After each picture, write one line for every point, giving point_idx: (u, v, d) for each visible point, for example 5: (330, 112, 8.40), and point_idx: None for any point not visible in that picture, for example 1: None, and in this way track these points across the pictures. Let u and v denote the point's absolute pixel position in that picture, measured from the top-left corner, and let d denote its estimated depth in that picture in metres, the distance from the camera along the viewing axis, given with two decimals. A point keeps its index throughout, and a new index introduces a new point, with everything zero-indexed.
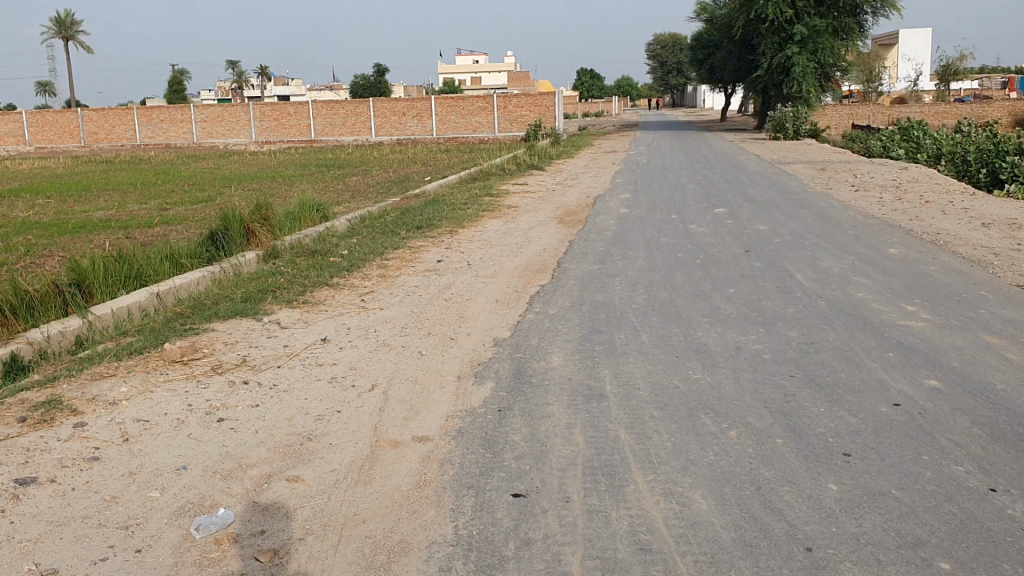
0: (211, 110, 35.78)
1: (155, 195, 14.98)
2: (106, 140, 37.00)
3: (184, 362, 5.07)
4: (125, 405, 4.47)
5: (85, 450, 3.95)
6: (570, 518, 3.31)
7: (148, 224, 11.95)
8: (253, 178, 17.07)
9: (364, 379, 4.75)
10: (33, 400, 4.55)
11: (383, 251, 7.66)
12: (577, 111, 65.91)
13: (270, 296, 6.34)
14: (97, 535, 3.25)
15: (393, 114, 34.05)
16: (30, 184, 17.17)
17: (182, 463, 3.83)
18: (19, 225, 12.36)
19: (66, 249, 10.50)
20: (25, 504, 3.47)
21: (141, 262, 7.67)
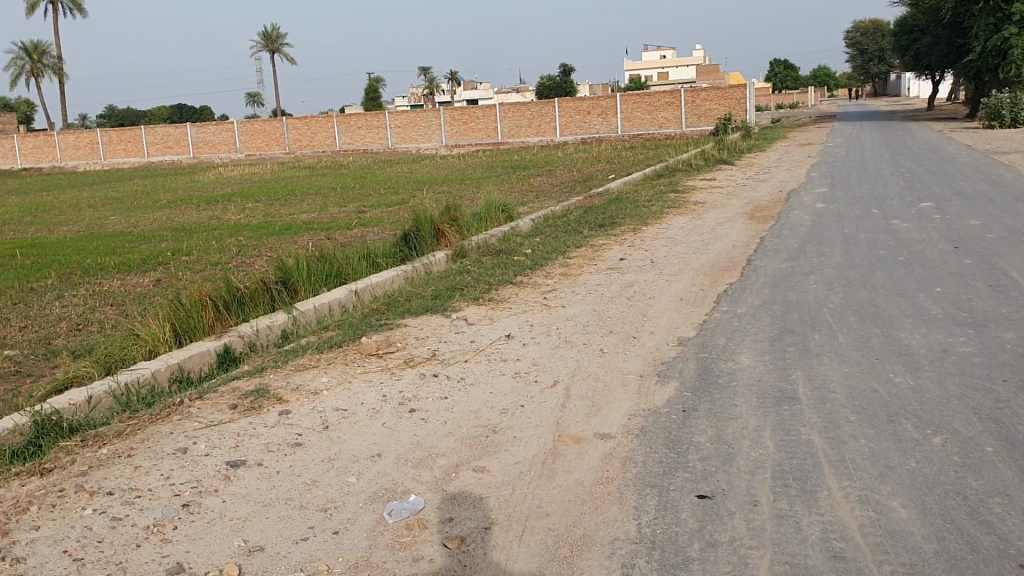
0: (404, 115, 37.26)
1: (352, 199, 15.72)
2: (308, 146, 39.10)
3: (379, 355, 5.30)
4: (324, 394, 4.72)
5: (289, 436, 4.21)
6: (758, 522, 3.21)
7: (346, 226, 12.60)
8: (442, 180, 17.61)
9: (547, 374, 4.78)
10: (244, 388, 4.91)
11: (567, 250, 7.71)
12: (768, 103, 63.89)
13: (458, 294, 6.51)
14: (298, 516, 3.45)
15: (578, 113, 34.34)
16: (241, 190, 18.46)
17: (376, 451, 4.00)
18: (230, 228, 13.32)
19: (273, 249, 11.23)
20: (235, 484, 3.74)
21: (340, 261, 8.09)
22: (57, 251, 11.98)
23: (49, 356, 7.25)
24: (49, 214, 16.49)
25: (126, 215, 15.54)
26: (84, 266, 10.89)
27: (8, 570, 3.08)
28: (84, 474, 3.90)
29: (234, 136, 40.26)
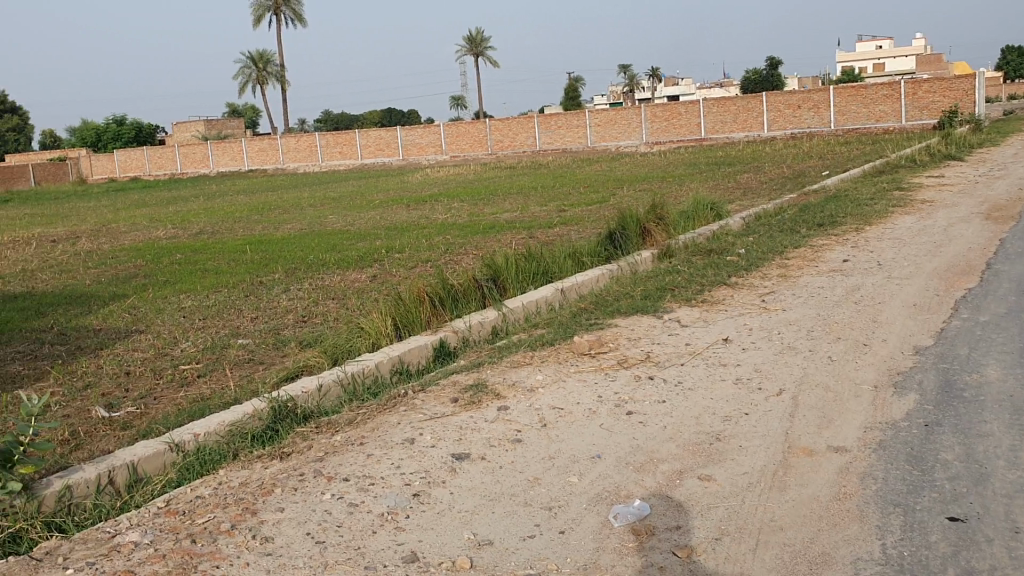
0: (605, 114, 37.27)
1: (554, 197, 15.88)
2: (510, 146, 39.89)
3: (593, 354, 5.26)
4: (541, 391, 4.74)
5: (509, 432, 4.25)
6: (1021, 551, 2.93)
7: (550, 225, 12.70)
8: (645, 178, 17.46)
9: (771, 382, 4.57)
10: (463, 382, 5.01)
11: (783, 250, 7.42)
12: (999, 95, 59.31)
13: (669, 294, 6.39)
14: (524, 513, 3.47)
15: (788, 108, 33.28)
16: (449, 190, 19.05)
17: (596, 452, 3.96)
18: (441, 226, 13.78)
19: (480, 247, 11.50)
20: (460, 477, 3.81)
21: (547, 260, 8.15)
22: (283, 248, 12.78)
23: (278, 345, 7.73)
24: (276, 213, 17.64)
25: (343, 214, 16.39)
26: (308, 262, 11.56)
27: (259, 548, 3.28)
28: (321, 460, 4.11)
29: (440, 138, 41.62)
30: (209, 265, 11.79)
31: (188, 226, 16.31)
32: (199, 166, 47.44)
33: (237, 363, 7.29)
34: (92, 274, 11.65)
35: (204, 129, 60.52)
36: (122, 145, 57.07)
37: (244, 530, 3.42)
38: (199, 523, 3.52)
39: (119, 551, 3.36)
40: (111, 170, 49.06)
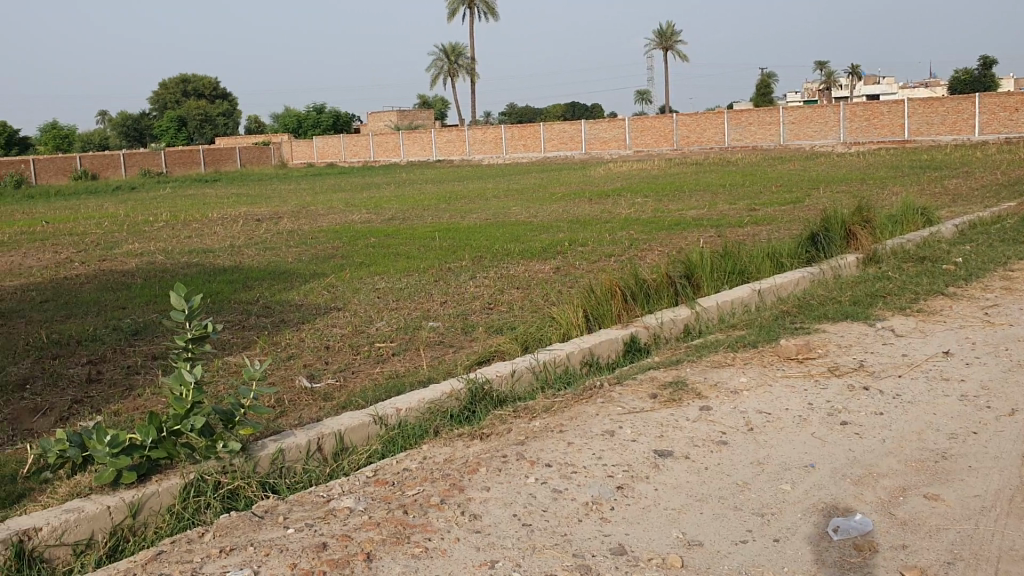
0: (799, 112, 35.98)
1: (745, 195, 15.50)
2: (697, 142, 39.32)
3: (799, 360, 5.04)
4: (745, 394, 4.58)
5: (714, 433, 4.13)
6: None
7: (742, 224, 12.36)
8: (843, 179, 16.75)
9: (1001, 402, 4.24)
10: (662, 379, 4.92)
11: (1006, 261, 6.90)
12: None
13: (879, 301, 6.05)
14: (735, 517, 3.35)
15: (1004, 109, 31.21)
16: (634, 185, 18.89)
17: (808, 461, 3.79)
18: (630, 219, 13.73)
19: (668, 243, 11.34)
20: (666, 474, 3.73)
21: (744, 259, 7.92)
22: (471, 236, 13.05)
23: (467, 330, 7.88)
24: (463, 202, 18.03)
25: (528, 206, 16.56)
26: (496, 250, 11.75)
27: (468, 525, 3.33)
28: (522, 444, 4.13)
29: (624, 133, 41.41)
30: (401, 249, 12.18)
31: (380, 212, 16.93)
32: (389, 155, 49.31)
33: (428, 344, 7.48)
34: (294, 252, 12.28)
35: (395, 120, 62.76)
36: (319, 132, 60.03)
37: (453, 505, 3.48)
38: (409, 495, 3.61)
39: (335, 515, 3.48)
40: (309, 156, 51.58)
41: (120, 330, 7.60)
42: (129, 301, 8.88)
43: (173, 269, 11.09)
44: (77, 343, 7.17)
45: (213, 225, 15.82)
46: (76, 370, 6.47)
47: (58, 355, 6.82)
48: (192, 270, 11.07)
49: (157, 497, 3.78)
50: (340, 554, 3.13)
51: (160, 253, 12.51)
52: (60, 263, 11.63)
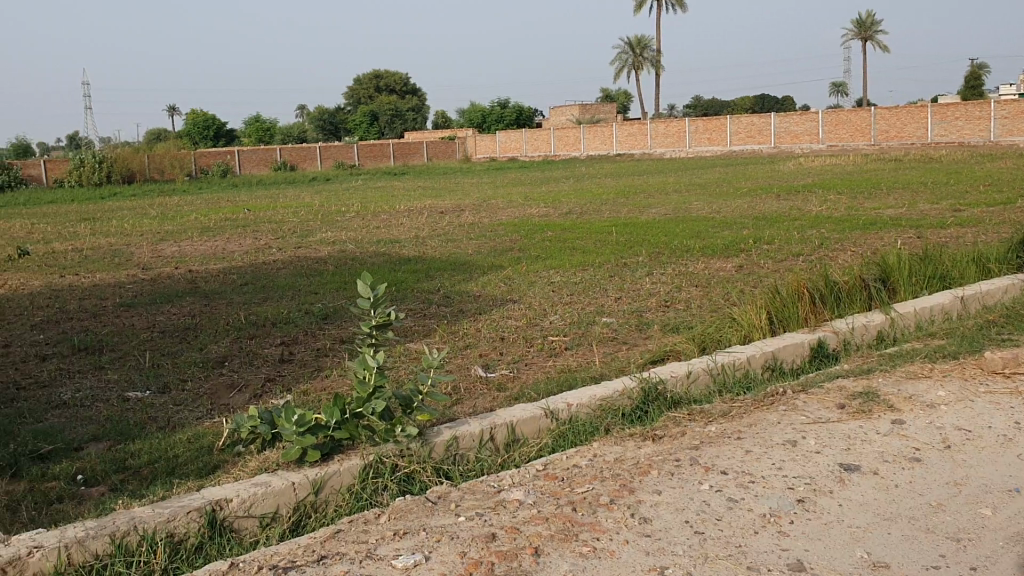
0: (1013, 106, 33.32)
1: (948, 195, 14.50)
2: (895, 138, 37.20)
3: (1006, 374, 4.64)
4: (944, 409, 4.26)
5: (906, 449, 3.86)
6: None
7: (943, 224, 11.58)
8: None
9: None
10: (851, 388, 4.65)
11: None
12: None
13: None
14: (927, 540, 3.12)
15: None
16: (825, 181, 18.06)
17: (1013, 486, 3.47)
18: (819, 218, 13.15)
19: (860, 244, 10.78)
20: (851, 490, 3.52)
21: (947, 264, 7.40)
22: (650, 232, 12.89)
23: (643, 327, 7.77)
24: (643, 197, 17.84)
25: (710, 202, 16.18)
26: (676, 247, 11.55)
27: (638, 528, 3.26)
28: (698, 449, 4.01)
29: (817, 127, 39.74)
30: (579, 243, 12.18)
31: (558, 206, 17.01)
32: (571, 149, 49.51)
33: (604, 340, 7.42)
34: (475, 244, 12.52)
35: (578, 114, 62.93)
36: (503, 126, 61.07)
37: (623, 507, 3.41)
38: (579, 493, 3.58)
39: (505, 507, 3.49)
40: (492, 150, 52.52)
41: (311, 314, 7.99)
42: (320, 286, 9.32)
43: (361, 258, 11.56)
44: (272, 325, 7.59)
45: (399, 216, 16.39)
46: (270, 350, 6.84)
47: (255, 336, 7.24)
48: (378, 259, 11.49)
49: (338, 477, 3.92)
50: (508, 546, 3.12)
51: (350, 242, 13.07)
52: (259, 250, 12.37)
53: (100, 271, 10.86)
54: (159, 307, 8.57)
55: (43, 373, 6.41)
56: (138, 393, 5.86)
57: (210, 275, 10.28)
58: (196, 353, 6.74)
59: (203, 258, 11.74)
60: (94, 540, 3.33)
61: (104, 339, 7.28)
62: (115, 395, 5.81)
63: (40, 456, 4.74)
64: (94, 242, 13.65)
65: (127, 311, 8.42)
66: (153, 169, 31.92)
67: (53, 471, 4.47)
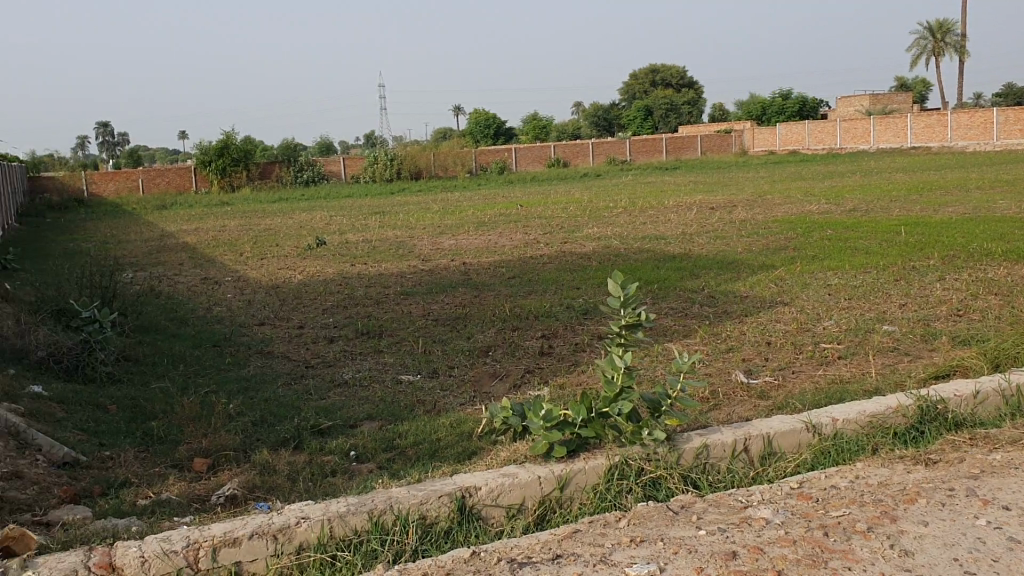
0: None
1: None
2: None
3: None
4: None
5: None
6: None
7: None
8: None
9: None
10: None
11: None
12: None
13: None
14: None
15: None
16: None
17: None
18: None
19: None
20: None
21: None
22: (944, 233, 11.80)
23: (928, 338, 7.13)
24: (939, 194, 16.39)
25: (1018, 200, 14.57)
26: (974, 250, 10.50)
27: (897, 560, 2.97)
28: (977, 479, 3.60)
29: None
30: (860, 243, 11.42)
31: (841, 202, 16.06)
32: (858, 142, 46.61)
33: (881, 350, 6.90)
34: (746, 242, 12.11)
35: (868, 106, 59.11)
36: (785, 119, 58.65)
37: (882, 536, 3.14)
38: (834, 516, 3.33)
39: (751, 523, 3.32)
40: (771, 143, 50.51)
41: (574, 309, 8.08)
42: (584, 282, 9.40)
43: (627, 254, 11.57)
44: (535, 318, 7.76)
45: (669, 212, 16.21)
46: (532, 342, 6.99)
47: (519, 328, 7.43)
48: (645, 255, 11.44)
49: (584, 475, 3.86)
50: (748, 566, 2.96)
51: (617, 237, 13.10)
52: (529, 244, 12.70)
53: (384, 261, 11.64)
54: (433, 297, 9.04)
55: (329, 354, 6.98)
56: (410, 377, 6.23)
57: (482, 268, 10.70)
58: (463, 342, 7.04)
59: (476, 251, 12.24)
60: (354, 517, 3.35)
61: (383, 325, 7.80)
62: (389, 377, 6.21)
63: (319, 431, 5.15)
64: (382, 235, 14.67)
65: (405, 300, 8.96)
66: (438, 166, 33.81)
67: (330, 446, 4.83)
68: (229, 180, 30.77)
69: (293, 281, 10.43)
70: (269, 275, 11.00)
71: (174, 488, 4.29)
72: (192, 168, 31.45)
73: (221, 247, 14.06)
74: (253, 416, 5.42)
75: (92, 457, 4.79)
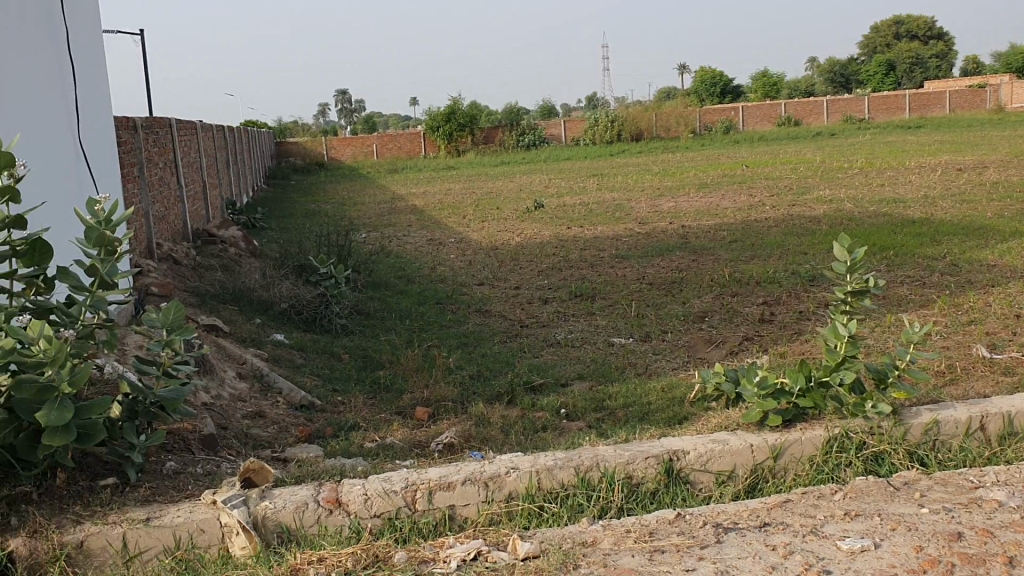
0: None
1: None
2: None
3: None
4: None
5: None
6: None
7: None
8: None
9: None
10: None
11: None
12: None
13: None
14: None
15: None
16: None
17: None
18: None
19: None
20: None
21: None
22: None
23: None
24: None
25: None
26: None
27: None
28: None
29: None
30: None
31: None
32: None
33: None
34: (998, 207, 11.09)
35: None
36: None
37: None
38: None
39: (980, 506, 3.07)
40: None
41: (798, 275, 7.74)
42: (810, 247, 8.97)
43: (859, 218, 10.93)
44: (755, 284, 7.51)
45: (909, 174, 15.12)
46: (751, 309, 6.77)
47: (738, 293, 7.23)
48: (880, 220, 10.75)
49: (799, 445, 3.51)
50: (975, 550, 2.68)
51: (849, 201, 12.40)
52: (753, 207, 12.27)
53: (603, 224, 11.64)
54: (650, 261, 8.96)
55: (544, 314, 7.10)
56: (623, 340, 6.23)
57: (702, 231, 10.48)
58: (679, 307, 6.95)
59: (697, 214, 11.99)
60: (562, 470, 3.25)
61: (598, 288, 7.83)
62: (602, 339, 6.24)
63: (533, 387, 5.29)
64: (601, 197, 14.67)
65: (621, 263, 8.93)
66: (660, 127, 33.24)
67: (542, 402, 4.93)
68: (456, 144, 31.84)
69: (513, 243, 10.66)
70: (490, 237, 11.32)
71: (397, 433, 4.55)
72: (422, 133, 32.79)
73: (446, 210, 14.62)
74: (471, 370, 5.65)
75: (326, 401, 5.17)
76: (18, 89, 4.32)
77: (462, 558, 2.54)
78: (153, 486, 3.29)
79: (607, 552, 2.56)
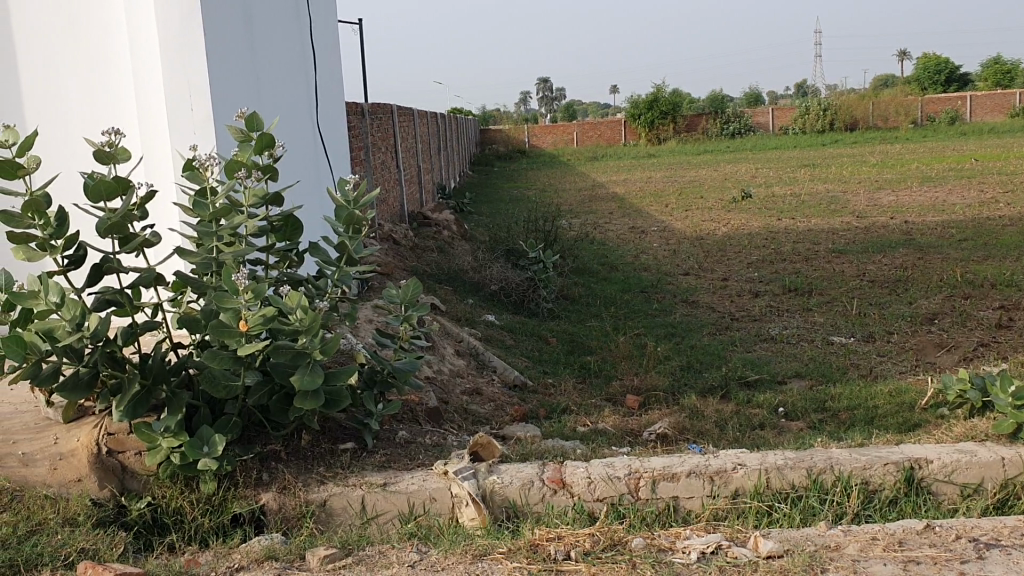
0: None
1: None
2: None
3: None
4: None
5: None
6: None
7: None
8: None
9: None
10: None
11: None
12: None
13: None
14: None
15: None
16: None
17: None
18: None
19: None
20: None
21: None
22: None
23: None
24: None
25: None
26: None
27: None
28: None
29: None
30: None
31: None
32: None
33: None
34: None
35: None
36: None
37: None
38: None
39: None
40: None
41: None
42: None
43: None
44: (991, 286, 6.98)
45: None
46: (986, 313, 6.30)
47: (971, 296, 6.73)
48: None
49: None
50: None
51: None
52: (986, 204, 11.38)
53: (817, 217, 11.16)
54: (870, 257, 8.51)
55: (756, 308, 6.90)
56: (842, 339, 5.97)
57: (927, 228, 9.85)
58: (904, 307, 6.56)
59: (921, 210, 11.27)
60: (793, 471, 3.15)
61: (813, 283, 7.53)
62: (820, 337, 6.00)
63: (747, 382, 5.16)
64: (813, 189, 14.06)
65: (838, 258, 8.54)
66: (878, 116, 31.43)
67: (759, 399, 4.80)
68: (657, 132, 31.45)
69: (719, 233, 10.44)
70: (695, 226, 11.13)
71: (609, 419, 4.56)
72: (622, 120, 32.61)
73: (648, 198, 14.49)
74: (681, 361, 5.57)
75: (538, 383, 5.26)
76: (269, 77, 4.63)
77: (702, 551, 2.52)
78: (388, 453, 3.46)
79: (856, 559, 2.46)
